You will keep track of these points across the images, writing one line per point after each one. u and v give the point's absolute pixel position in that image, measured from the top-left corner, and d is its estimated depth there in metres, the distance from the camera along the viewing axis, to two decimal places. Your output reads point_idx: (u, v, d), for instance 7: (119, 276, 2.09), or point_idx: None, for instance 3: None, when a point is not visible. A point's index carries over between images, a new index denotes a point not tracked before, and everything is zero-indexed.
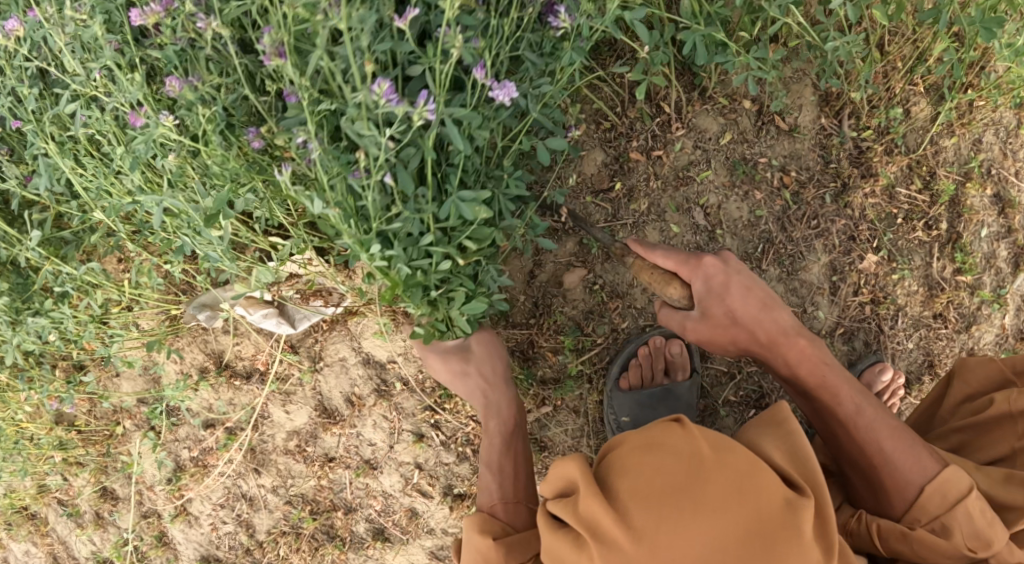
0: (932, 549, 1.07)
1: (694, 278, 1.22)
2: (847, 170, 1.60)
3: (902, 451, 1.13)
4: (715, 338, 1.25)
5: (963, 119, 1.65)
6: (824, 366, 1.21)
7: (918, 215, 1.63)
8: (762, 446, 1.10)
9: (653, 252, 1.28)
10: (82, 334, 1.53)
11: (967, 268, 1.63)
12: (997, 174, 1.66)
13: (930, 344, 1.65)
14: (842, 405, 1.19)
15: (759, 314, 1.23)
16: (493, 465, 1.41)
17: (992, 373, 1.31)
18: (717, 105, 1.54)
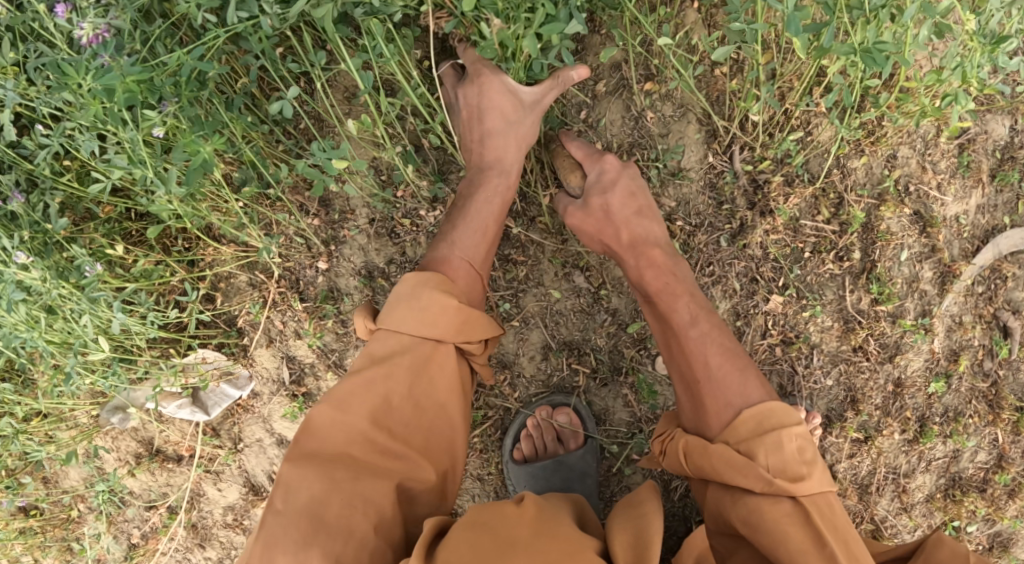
0: (737, 470, 1.08)
1: (591, 169, 1.35)
2: (744, 207, 1.51)
3: (730, 373, 1.16)
4: (585, 225, 1.33)
5: (873, 136, 1.52)
6: (649, 217, 1.33)
7: (826, 245, 1.52)
8: (612, 532, 1.10)
9: (569, 139, 1.39)
10: (8, 447, 1.56)
11: (884, 298, 1.54)
12: (916, 191, 1.55)
13: (852, 379, 1.57)
14: (678, 313, 1.24)
15: (631, 216, 1.32)
16: (478, 222, 1.32)
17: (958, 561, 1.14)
18: None
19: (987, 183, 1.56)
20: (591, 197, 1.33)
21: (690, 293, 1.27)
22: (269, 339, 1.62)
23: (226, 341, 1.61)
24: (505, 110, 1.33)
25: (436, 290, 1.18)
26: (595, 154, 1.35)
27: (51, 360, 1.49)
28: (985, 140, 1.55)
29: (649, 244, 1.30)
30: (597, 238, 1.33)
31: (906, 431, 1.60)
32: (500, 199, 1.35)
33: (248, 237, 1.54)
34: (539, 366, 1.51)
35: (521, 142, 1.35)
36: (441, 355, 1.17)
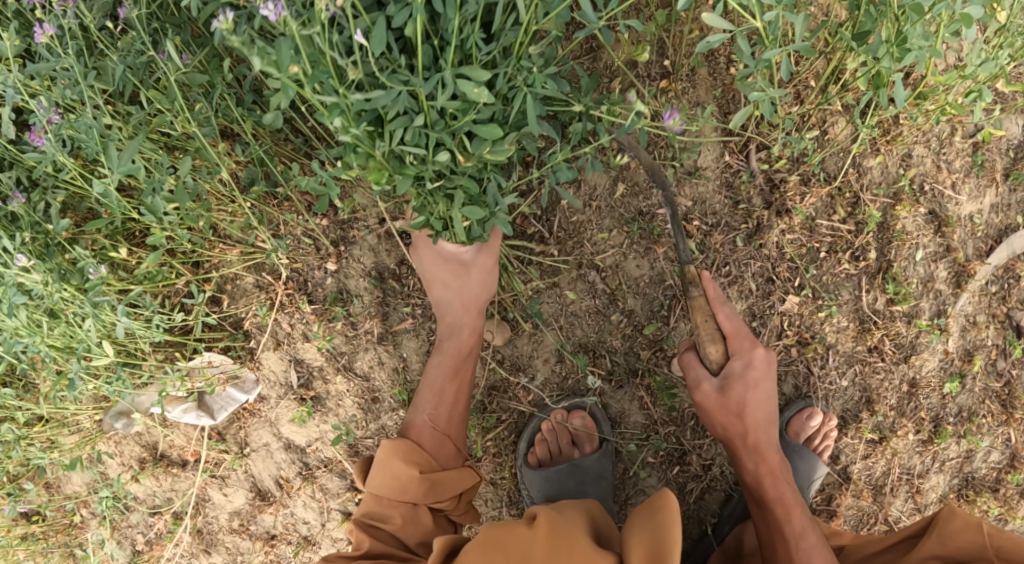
0: None
1: (736, 357, 1.21)
2: (761, 206, 1.49)
3: (806, 548, 1.20)
4: (714, 411, 1.23)
5: (888, 135, 1.50)
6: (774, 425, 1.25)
7: (841, 245, 1.51)
8: (631, 543, 1.07)
9: (721, 305, 1.24)
10: (10, 454, 1.52)
11: (900, 298, 1.52)
12: (931, 190, 1.53)
13: (867, 379, 1.56)
14: (792, 523, 1.22)
15: (764, 422, 1.23)
16: (440, 387, 1.38)
17: (973, 545, 1.16)
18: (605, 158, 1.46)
19: (1001, 182, 1.55)
20: (731, 387, 1.21)
21: (799, 506, 1.25)
22: (277, 342, 1.58)
23: (232, 345, 1.57)
24: (450, 269, 1.38)
25: (403, 462, 1.27)
26: (746, 340, 1.22)
27: (54, 365, 1.45)
28: (1000, 139, 1.54)
29: (769, 449, 1.24)
30: (724, 414, 1.23)
31: (920, 431, 1.59)
32: (456, 352, 1.40)
33: (256, 238, 1.51)
34: (554, 369, 1.49)
35: (472, 301, 1.39)
36: (420, 514, 1.27)
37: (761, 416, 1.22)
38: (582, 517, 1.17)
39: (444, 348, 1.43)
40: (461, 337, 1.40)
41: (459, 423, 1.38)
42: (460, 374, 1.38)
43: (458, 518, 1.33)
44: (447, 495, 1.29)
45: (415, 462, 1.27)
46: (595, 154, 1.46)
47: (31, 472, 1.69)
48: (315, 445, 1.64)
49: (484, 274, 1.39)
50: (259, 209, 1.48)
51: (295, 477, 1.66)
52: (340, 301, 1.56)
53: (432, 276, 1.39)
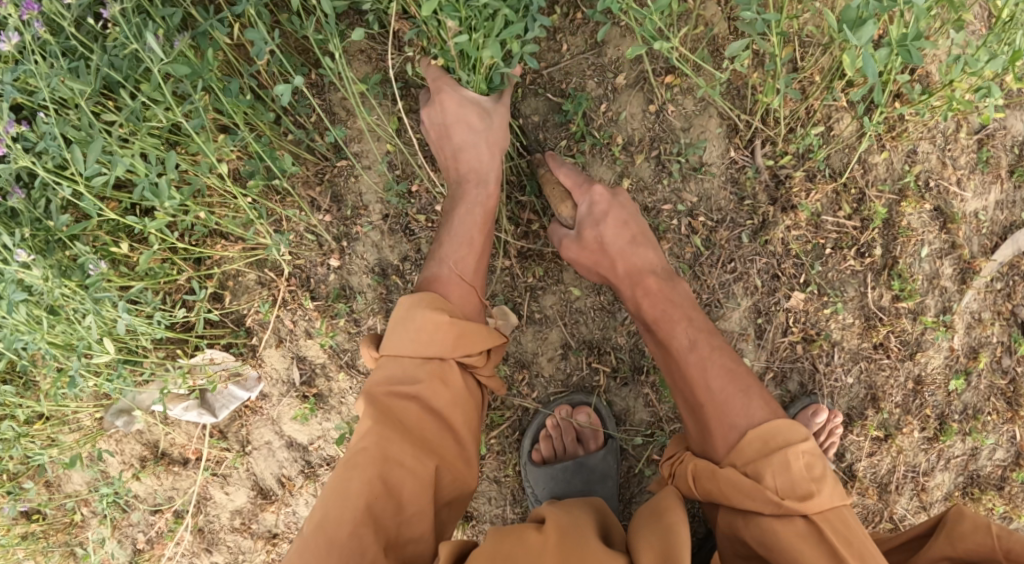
0: (742, 491, 1.06)
1: (581, 199, 1.31)
2: (766, 202, 1.48)
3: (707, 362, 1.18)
4: (584, 259, 1.31)
5: (893, 131, 1.50)
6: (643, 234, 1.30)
7: (847, 241, 1.50)
8: (638, 545, 1.06)
9: (559, 166, 1.35)
10: (10, 452, 1.50)
11: (906, 295, 1.52)
12: (936, 187, 1.53)
13: (872, 376, 1.55)
14: (676, 336, 1.22)
15: (626, 244, 1.29)
16: (463, 236, 1.30)
17: (984, 545, 1.07)
18: (610, 154, 1.46)
19: (1006, 178, 1.55)
20: (584, 229, 1.29)
21: (686, 319, 1.24)
22: (279, 339, 1.58)
23: (233, 342, 1.56)
24: (473, 117, 1.32)
25: (431, 309, 1.18)
26: (583, 183, 1.31)
27: (54, 363, 1.44)
28: (1005, 135, 1.54)
29: (645, 273, 1.28)
30: (594, 250, 1.29)
31: (925, 428, 1.59)
32: (481, 206, 1.32)
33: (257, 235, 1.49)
34: (558, 366, 1.49)
35: (498, 147, 1.33)
36: (445, 372, 1.16)
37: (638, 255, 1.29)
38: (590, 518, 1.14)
39: (462, 195, 1.34)
40: (487, 192, 1.33)
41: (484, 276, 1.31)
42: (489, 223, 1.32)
43: (485, 377, 1.24)
44: (477, 348, 1.19)
45: (441, 306, 1.18)
46: (601, 150, 1.46)
47: (30, 470, 1.67)
48: (317, 443, 1.63)
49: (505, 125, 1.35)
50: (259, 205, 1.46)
51: (297, 475, 1.65)
52: (343, 298, 1.55)
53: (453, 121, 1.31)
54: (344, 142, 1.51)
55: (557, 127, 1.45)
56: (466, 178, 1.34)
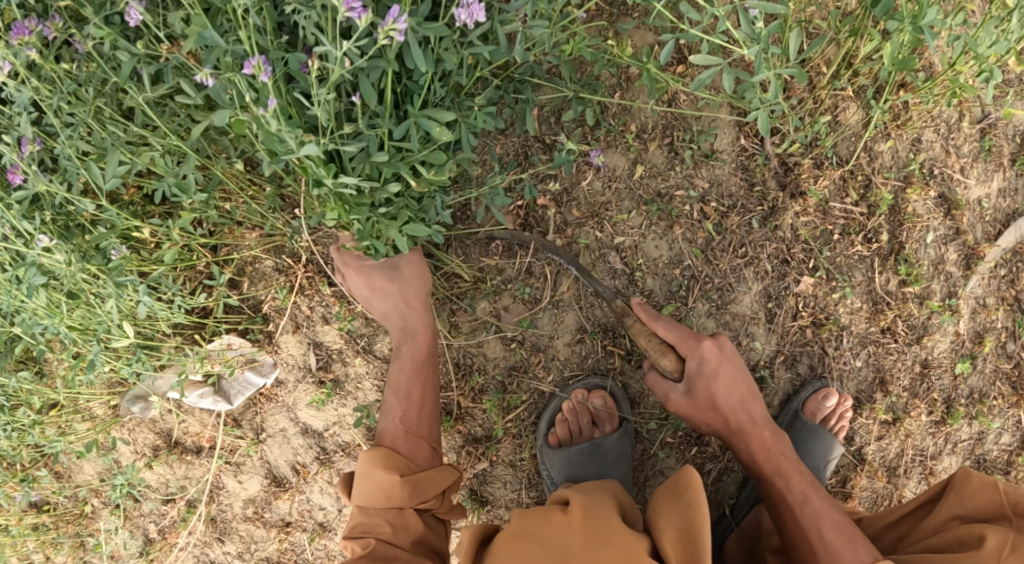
0: None
1: (690, 356, 1.24)
2: (776, 187, 1.50)
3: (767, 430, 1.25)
4: (692, 413, 1.27)
5: (899, 120, 1.53)
6: (750, 396, 1.26)
7: (855, 228, 1.52)
8: (659, 524, 1.07)
9: (656, 320, 1.29)
10: (26, 438, 1.50)
11: (912, 279, 1.54)
12: (941, 174, 1.56)
13: (880, 360, 1.58)
14: (793, 491, 1.20)
15: (738, 405, 1.25)
16: (402, 393, 1.38)
17: (992, 503, 1.19)
18: (624, 141, 1.48)
19: (1008, 167, 1.60)
20: (697, 387, 1.24)
21: (798, 472, 1.22)
22: (296, 325, 1.59)
23: (251, 327, 1.58)
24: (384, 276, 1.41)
25: (381, 468, 1.27)
26: (692, 338, 1.25)
27: (73, 347, 1.44)
28: (1007, 124, 1.59)
29: (741, 383, 1.25)
30: (695, 408, 1.26)
31: (933, 412, 1.61)
32: (411, 360, 1.41)
33: (277, 220, 1.51)
34: (574, 350, 1.51)
35: (416, 301, 1.42)
36: (407, 518, 1.26)
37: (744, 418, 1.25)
38: (610, 502, 1.16)
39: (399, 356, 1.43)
40: (414, 343, 1.42)
41: (431, 423, 1.38)
42: (421, 374, 1.40)
43: (444, 515, 1.33)
44: (433, 493, 1.29)
45: (394, 466, 1.27)
46: (615, 137, 1.48)
47: (42, 459, 1.66)
48: (332, 430, 1.64)
49: (416, 273, 1.42)
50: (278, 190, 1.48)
51: (311, 463, 1.66)
52: None
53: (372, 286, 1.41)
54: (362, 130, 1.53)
55: (571, 113, 1.48)
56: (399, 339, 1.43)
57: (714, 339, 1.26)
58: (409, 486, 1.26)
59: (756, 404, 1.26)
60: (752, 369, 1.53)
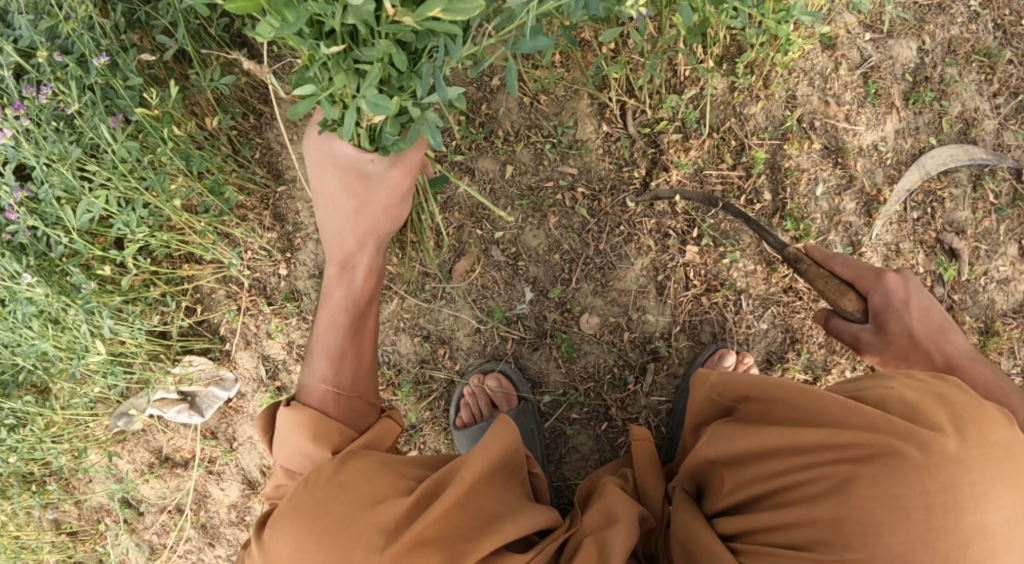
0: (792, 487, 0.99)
1: (874, 291, 1.20)
2: (648, 166, 1.53)
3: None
4: (888, 358, 1.23)
5: (764, 81, 1.54)
6: (933, 310, 1.20)
7: (734, 191, 1.53)
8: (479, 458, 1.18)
9: (835, 260, 1.25)
10: (34, 455, 1.62)
11: (801, 234, 1.53)
12: (822, 126, 1.55)
13: (788, 320, 1.55)
14: None
15: (937, 335, 1.20)
16: (335, 348, 1.28)
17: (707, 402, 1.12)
18: (493, 146, 1.55)
19: (902, 107, 1.58)
20: (888, 322, 1.20)
21: (1016, 397, 1.15)
22: (247, 342, 1.71)
23: (209, 347, 1.70)
24: (351, 185, 1.22)
25: (312, 440, 1.20)
26: (874, 272, 1.20)
27: (61, 365, 1.57)
28: (893, 65, 1.58)
29: (932, 306, 1.21)
30: (904, 363, 1.22)
31: (858, 368, 1.57)
32: (348, 306, 1.30)
33: (217, 252, 1.62)
34: (475, 339, 1.59)
35: (371, 233, 1.28)
36: None
37: (938, 357, 1.20)
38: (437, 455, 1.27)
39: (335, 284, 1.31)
40: (356, 282, 1.31)
41: (367, 380, 1.31)
42: (358, 328, 1.30)
43: None
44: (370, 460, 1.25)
45: (325, 439, 1.20)
46: (485, 142, 1.54)
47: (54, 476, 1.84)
48: None
49: (391, 191, 1.24)
50: (213, 227, 1.60)
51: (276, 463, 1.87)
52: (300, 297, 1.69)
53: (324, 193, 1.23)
54: (280, 167, 1.67)
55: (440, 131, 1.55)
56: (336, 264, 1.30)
57: (897, 273, 1.21)
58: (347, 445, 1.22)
59: (936, 309, 1.21)
60: (647, 341, 1.54)
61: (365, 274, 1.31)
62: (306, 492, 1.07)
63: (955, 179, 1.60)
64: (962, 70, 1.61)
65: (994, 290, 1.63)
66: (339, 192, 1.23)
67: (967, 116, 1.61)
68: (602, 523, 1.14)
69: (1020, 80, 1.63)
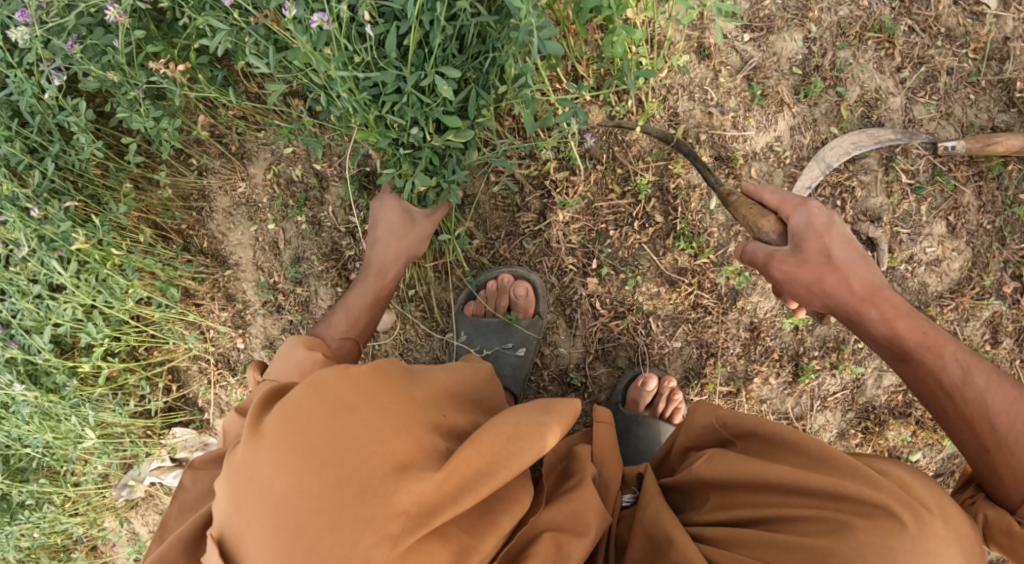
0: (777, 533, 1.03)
1: (795, 212, 1.17)
2: (539, 209, 1.59)
3: (1016, 411, 1.06)
4: (806, 277, 1.13)
5: (643, 104, 1.57)
6: (903, 306, 1.13)
7: (625, 219, 1.57)
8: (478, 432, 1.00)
9: (759, 189, 1.22)
10: (55, 527, 1.82)
11: (699, 252, 1.54)
12: (708, 137, 1.57)
13: (700, 335, 1.57)
14: (946, 366, 1.10)
15: (857, 261, 1.14)
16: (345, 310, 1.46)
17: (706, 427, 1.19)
18: None
19: (794, 102, 1.57)
20: (810, 252, 1.14)
21: (953, 343, 1.11)
22: (222, 410, 1.85)
23: (191, 418, 1.85)
24: (401, 217, 1.50)
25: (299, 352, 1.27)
26: (798, 197, 1.18)
27: (64, 453, 1.74)
28: (778, 61, 1.57)
29: (886, 288, 1.13)
30: (813, 289, 1.14)
31: (781, 373, 1.57)
32: (368, 291, 1.49)
33: (178, 336, 1.76)
34: None
35: (405, 253, 1.50)
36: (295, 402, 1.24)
37: (913, 336, 1.11)
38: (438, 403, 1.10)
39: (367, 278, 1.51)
40: (383, 283, 1.50)
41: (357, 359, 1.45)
42: (369, 312, 1.48)
43: None
44: None
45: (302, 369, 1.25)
46: None
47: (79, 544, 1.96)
48: None
49: (422, 238, 1.51)
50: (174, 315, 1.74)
51: None
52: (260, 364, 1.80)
53: (383, 217, 1.51)
54: (224, 253, 1.80)
55: (349, 206, 1.71)
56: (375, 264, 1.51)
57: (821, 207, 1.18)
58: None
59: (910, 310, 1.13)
60: (563, 374, 1.61)
61: (391, 281, 1.51)
62: (336, 430, 0.92)
63: (864, 165, 1.56)
64: (856, 51, 1.58)
65: (925, 274, 1.57)
66: (395, 222, 1.50)
67: (868, 99, 1.57)
68: (567, 527, 1.04)
69: (924, 49, 1.58)
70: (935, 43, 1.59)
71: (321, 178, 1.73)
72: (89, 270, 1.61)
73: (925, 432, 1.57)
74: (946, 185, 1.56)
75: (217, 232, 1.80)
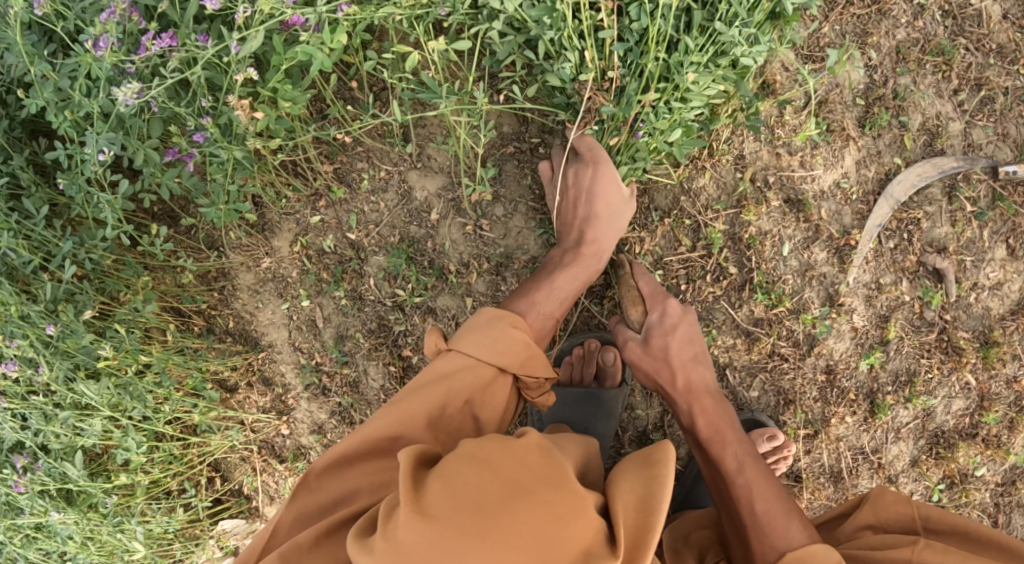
0: None
1: (654, 309, 1.39)
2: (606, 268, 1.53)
3: (775, 516, 1.14)
4: (644, 362, 1.37)
5: (708, 151, 1.49)
6: (723, 422, 1.31)
7: (697, 272, 1.54)
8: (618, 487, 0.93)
9: (642, 272, 1.45)
10: None
11: (775, 301, 1.53)
12: (776, 180, 1.51)
13: (778, 382, 1.56)
14: (726, 460, 1.25)
15: (688, 361, 1.35)
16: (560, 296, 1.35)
17: (904, 513, 1.17)
18: (451, 283, 1.57)
19: (859, 135, 1.52)
20: (653, 337, 1.37)
21: (738, 444, 1.27)
22: (271, 498, 1.71)
23: (239, 510, 1.70)
24: (613, 197, 1.38)
25: (500, 333, 1.15)
26: (660, 295, 1.40)
27: None
28: (840, 93, 1.51)
29: (703, 390, 1.34)
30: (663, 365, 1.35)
31: (857, 412, 1.57)
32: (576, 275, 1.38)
33: (219, 431, 1.62)
34: None
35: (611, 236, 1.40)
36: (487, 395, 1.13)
37: (729, 463, 1.25)
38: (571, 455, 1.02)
39: (572, 261, 1.38)
40: (587, 266, 1.40)
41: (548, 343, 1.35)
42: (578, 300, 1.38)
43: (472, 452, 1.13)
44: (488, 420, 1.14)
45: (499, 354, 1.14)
46: (443, 279, 1.57)
47: None
48: None
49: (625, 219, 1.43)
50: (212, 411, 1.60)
51: None
52: (311, 446, 1.67)
53: (599, 193, 1.36)
54: (256, 335, 1.65)
55: (395, 277, 1.59)
56: (585, 247, 1.39)
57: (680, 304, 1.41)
58: (517, 373, 1.16)
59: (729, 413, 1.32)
60: (643, 434, 1.56)
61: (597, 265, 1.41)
62: (516, 518, 0.81)
63: (928, 196, 1.53)
64: (916, 76, 1.52)
65: (988, 298, 1.55)
66: (610, 203, 1.38)
67: (930, 126, 1.52)
68: None
69: (979, 69, 1.52)
70: (988, 61, 1.52)
71: (361, 246, 1.59)
72: (120, 378, 1.44)
73: (989, 449, 1.57)
74: (1007, 210, 1.53)
75: (247, 313, 1.65)
